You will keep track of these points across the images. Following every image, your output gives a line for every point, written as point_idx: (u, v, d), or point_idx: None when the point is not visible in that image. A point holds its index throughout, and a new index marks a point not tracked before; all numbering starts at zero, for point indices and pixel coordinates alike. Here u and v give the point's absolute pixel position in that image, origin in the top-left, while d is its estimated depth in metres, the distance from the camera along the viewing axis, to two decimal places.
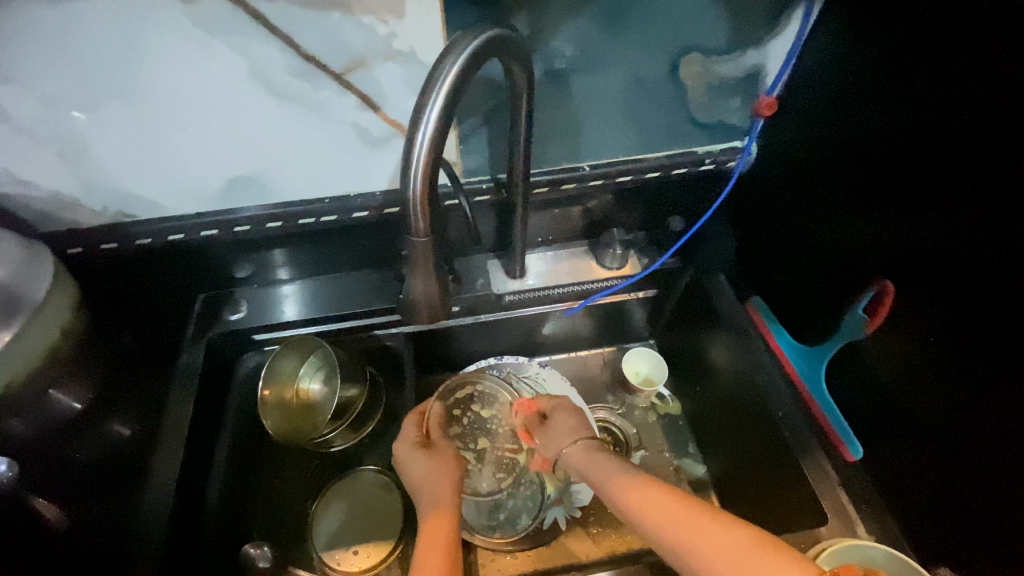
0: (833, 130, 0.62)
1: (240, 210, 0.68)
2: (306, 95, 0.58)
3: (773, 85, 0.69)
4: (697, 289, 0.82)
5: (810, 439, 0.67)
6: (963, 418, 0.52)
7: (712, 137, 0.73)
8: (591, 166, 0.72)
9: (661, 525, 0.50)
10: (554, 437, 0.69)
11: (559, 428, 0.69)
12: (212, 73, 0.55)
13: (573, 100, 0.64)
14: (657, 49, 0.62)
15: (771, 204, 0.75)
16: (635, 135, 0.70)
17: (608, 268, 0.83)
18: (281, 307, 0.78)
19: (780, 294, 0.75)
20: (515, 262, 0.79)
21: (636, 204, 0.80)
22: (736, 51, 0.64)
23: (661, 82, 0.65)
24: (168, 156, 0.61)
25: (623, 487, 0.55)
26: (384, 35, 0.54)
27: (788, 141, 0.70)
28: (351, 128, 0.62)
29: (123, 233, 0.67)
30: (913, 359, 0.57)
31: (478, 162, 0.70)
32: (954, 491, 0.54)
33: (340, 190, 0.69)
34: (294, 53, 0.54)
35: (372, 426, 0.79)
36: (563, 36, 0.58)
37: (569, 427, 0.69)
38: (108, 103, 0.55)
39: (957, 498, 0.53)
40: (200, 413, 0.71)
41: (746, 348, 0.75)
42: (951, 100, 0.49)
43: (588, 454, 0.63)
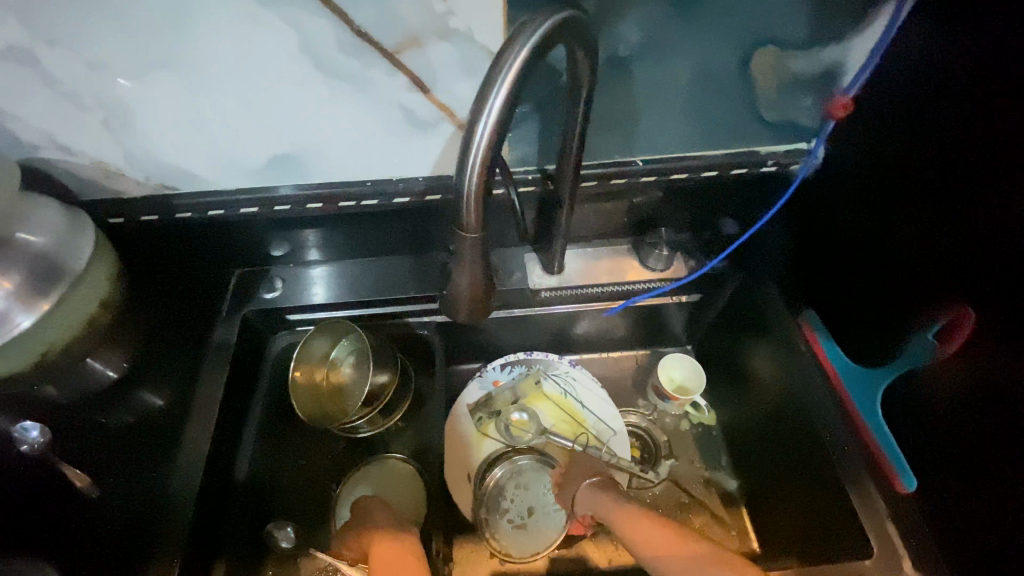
0: (916, 137, 0.57)
1: (281, 189, 0.67)
2: (355, 73, 0.55)
3: (851, 84, 0.63)
4: (744, 296, 0.78)
5: (860, 467, 0.63)
6: None
7: (776, 137, 0.69)
8: (643, 162, 0.69)
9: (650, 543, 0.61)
10: (568, 483, 0.75)
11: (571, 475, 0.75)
12: (260, 45, 0.53)
13: (633, 90, 0.60)
14: (729, 39, 0.57)
15: (833, 213, 0.70)
16: (694, 131, 0.66)
17: (651, 269, 0.79)
18: (314, 288, 0.77)
19: (836, 309, 0.71)
20: (554, 257, 0.76)
21: (686, 204, 0.76)
22: (815, 46, 0.59)
23: (729, 75, 0.60)
24: (212, 129, 0.60)
25: (620, 519, 0.64)
26: (441, 12, 0.51)
27: (860, 145, 0.65)
28: (399, 109, 0.59)
29: (164, 205, 0.66)
30: (987, 392, 0.52)
31: (526, 152, 0.67)
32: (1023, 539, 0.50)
33: (382, 173, 0.67)
34: (346, 28, 0.52)
35: (400, 414, 0.77)
36: (629, 20, 0.54)
37: (581, 471, 0.75)
38: (155, 72, 0.54)
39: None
40: (232, 390, 0.70)
41: (794, 362, 0.71)
42: None
43: (593, 492, 0.70)
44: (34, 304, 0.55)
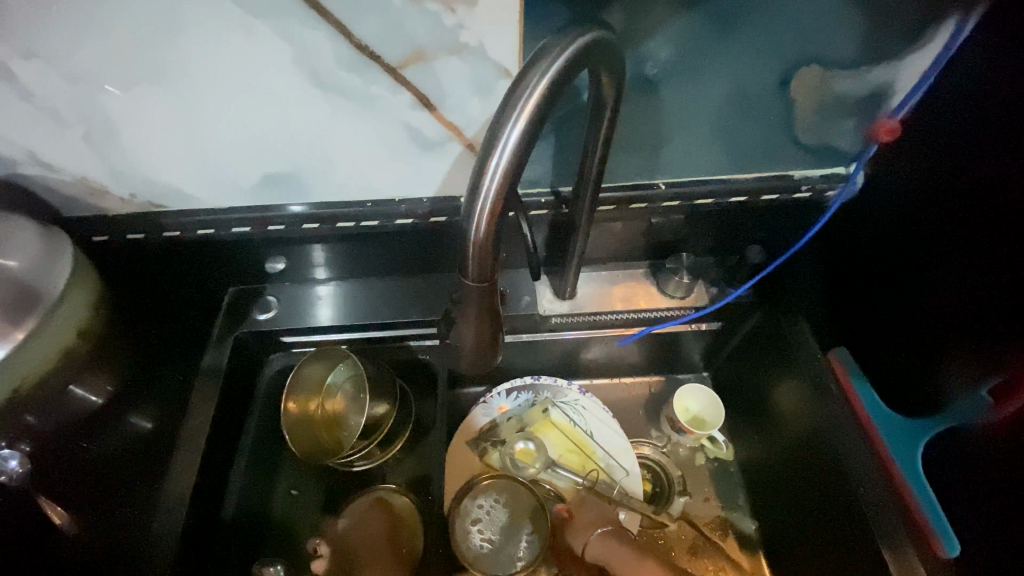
0: (972, 171, 0.52)
1: (277, 209, 0.62)
2: (356, 89, 0.50)
3: (899, 107, 0.58)
4: (769, 328, 0.72)
5: (897, 528, 0.57)
6: None
7: (812, 162, 0.63)
8: (666, 185, 0.64)
9: None
10: (576, 527, 0.68)
11: (581, 518, 0.69)
12: (252, 58, 0.48)
13: (659, 111, 0.55)
14: (768, 58, 0.52)
15: (871, 245, 0.64)
16: (723, 154, 0.61)
17: (670, 297, 0.74)
18: (313, 309, 0.73)
19: (871, 348, 0.65)
20: (566, 283, 0.71)
21: (710, 229, 0.71)
22: (863, 66, 0.54)
23: (765, 96, 0.55)
24: (201, 145, 0.55)
25: None
26: (451, 26, 0.46)
27: (905, 174, 0.59)
28: (402, 128, 0.54)
29: (151, 223, 0.62)
30: None
31: (539, 173, 0.62)
32: None
33: (384, 193, 0.62)
34: (346, 42, 0.47)
35: (399, 445, 0.72)
36: (658, 36, 0.49)
37: (591, 515, 0.69)
38: (138, 84, 0.49)
39: None
40: (221, 419, 0.66)
41: (825, 405, 0.65)
42: None
43: (607, 544, 0.64)
44: (6, 334, 0.51)
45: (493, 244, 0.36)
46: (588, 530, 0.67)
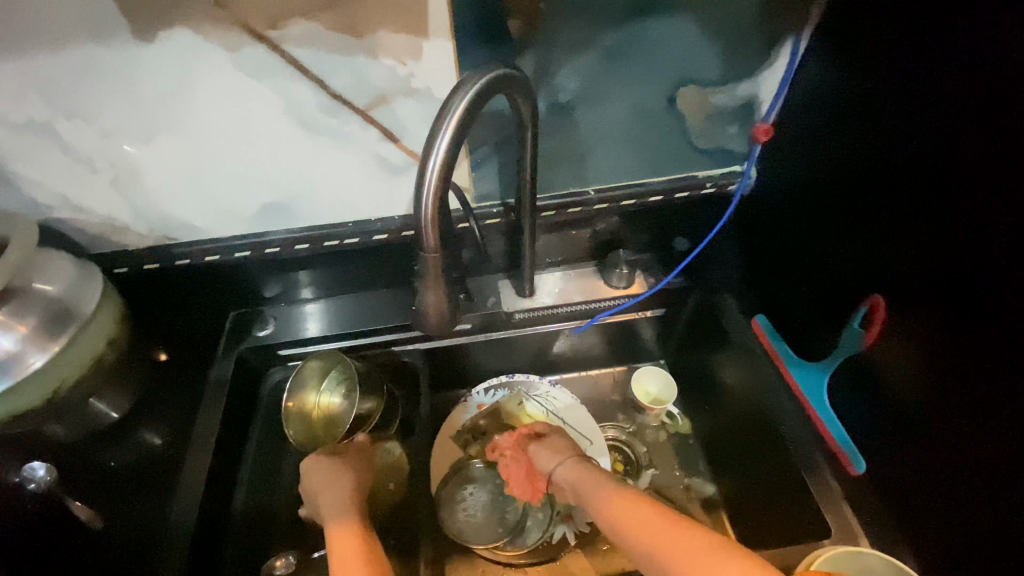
0: (828, 154, 0.66)
1: (272, 233, 0.74)
2: (332, 129, 0.64)
3: (768, 113, 0.73)
4: (708, 308, 0.84)
5: (815, 456, 0.69)
6: (957, 437, 0.53)
7: (713, 163, 0.78)
8: (596, 191, 0.77)
9: (662, 544, 0.52)
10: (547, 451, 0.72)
11: (552, 441, 0.74)
12: (249, 110, 0.61)
13: (577, 128, 0.69)
14: (655, 84, 0.66)
15: (775, 227, 0.78)
16: (637, 161, 0.75)
17: (615, 287, 0.86)
18: (308, 322, 0.83)
19: (784, 312, 0.78)
20: (524, 281, 0.83)
21: (643, 226, 0.84)
22: (732, 83, 0.69)
23: (661, 111, 0.69)
24: (208, 184, 0.68)
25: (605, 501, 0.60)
26: (404, 75, 0.60)
27: (786, 168, 0.74)
28: (373, 157, 0.67)
29: (165, 254, 0.73)
30: (916, 371, 0.57)
31: (490, 188, 0.75)
32: (951, 506, 0.55)
33: (362, 215, 0.75)
34: (323, 92, 0.60)
35: (388, 439, 0.79)
36: (566, 71, 0.63)
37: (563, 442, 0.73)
38: (157, 137, 0.62)
39: (952, 513, 0.55)
40: (229, 422, 0.75)
41: (753, 366, 0.77)
42: (932, 126, 0.51)
43: (578, 466, 0.68)
44: (44, 346, 0.60)
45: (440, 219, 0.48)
46: (559, 457, 0.71)
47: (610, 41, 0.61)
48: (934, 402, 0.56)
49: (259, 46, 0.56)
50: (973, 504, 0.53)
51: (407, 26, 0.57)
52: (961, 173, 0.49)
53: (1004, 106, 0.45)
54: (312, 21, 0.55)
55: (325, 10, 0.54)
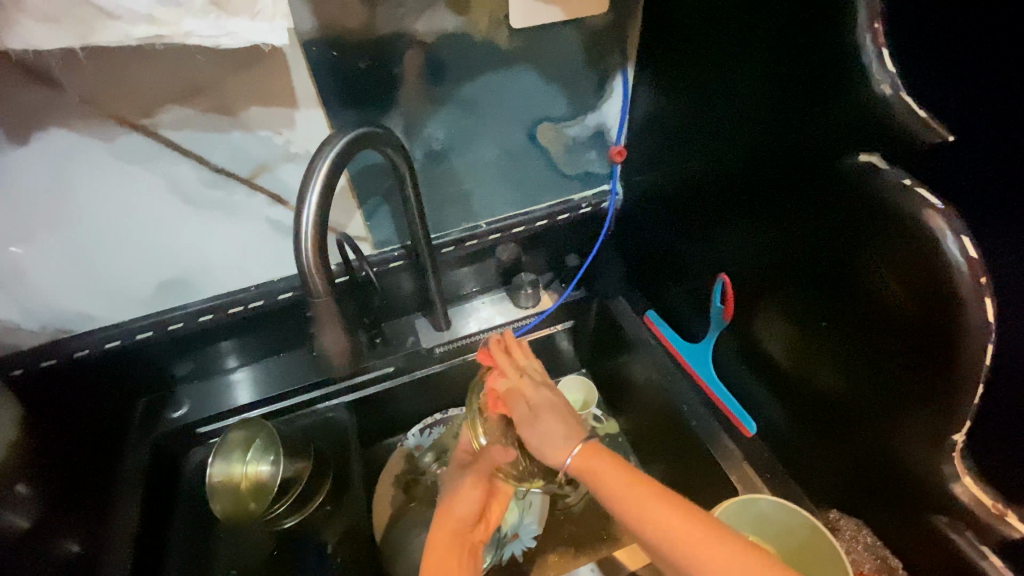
0: (669, 164, 0.78)
1: (175, 309, 0.75)
2: (221, 200, 0.68)
3: (618, 137, 0.86)
4: (605, 315, 0.93)
5: (714, 426, 0.75)
6: (807, 373, 0.64)
7: (583, 186, 0.89)
8: (488, 223, 0.85)
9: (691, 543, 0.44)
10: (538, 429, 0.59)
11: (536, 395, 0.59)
12: (135, 194, 0.64)
13: (454, 171, 0.78)
14: (514, 125, 0.77)
15: (646, 232, 0.88)
16: (515, 192, 0.85)
17: (524, 307, 0.92)
18: (224, 395, 0.83)
19: (669, 305, 0.87)
20: (439, 317, 0.87)
21: (538, 249, 0.92)
22: (579, 116, 0.81)
23: (525, 147, 0.80)
24: (102, 271, 0.69)
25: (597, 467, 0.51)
26: (281, 143, 0.66)
27: (642, 178, 0.85)
28: (266, 222, 0.72)
29: (61, 348, 0.72)
30: (773, 330, 0.67)
31: (387, 234, 0.81)
32: (818, 434, 0.64)
33: (265, 277, 0.78)
34: (205, 168, 0.65)
35: (319, 498, 0.79)
36: (433, 123, 0.72)
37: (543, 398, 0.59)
38: (41, 233, 0.63)
39: (821, 440, 0.64)
40: (148, 510, 0.72)
41: (649, 357, 0.85)
42: (728, 129, 0.64)
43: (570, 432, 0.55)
44: None
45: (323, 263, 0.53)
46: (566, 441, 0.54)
47: (465, 93, 0.71)
48: (788, 357, 0.66)
49: (135, 134, 0.60)
50: (834, 437, 0.62)
51: (276, 101, 0.63)
52: (757, 164, 0.61)
53: (767, 105, 0.57)
54: (184, 107, 0.60)
55: (194, 95, 0.59)
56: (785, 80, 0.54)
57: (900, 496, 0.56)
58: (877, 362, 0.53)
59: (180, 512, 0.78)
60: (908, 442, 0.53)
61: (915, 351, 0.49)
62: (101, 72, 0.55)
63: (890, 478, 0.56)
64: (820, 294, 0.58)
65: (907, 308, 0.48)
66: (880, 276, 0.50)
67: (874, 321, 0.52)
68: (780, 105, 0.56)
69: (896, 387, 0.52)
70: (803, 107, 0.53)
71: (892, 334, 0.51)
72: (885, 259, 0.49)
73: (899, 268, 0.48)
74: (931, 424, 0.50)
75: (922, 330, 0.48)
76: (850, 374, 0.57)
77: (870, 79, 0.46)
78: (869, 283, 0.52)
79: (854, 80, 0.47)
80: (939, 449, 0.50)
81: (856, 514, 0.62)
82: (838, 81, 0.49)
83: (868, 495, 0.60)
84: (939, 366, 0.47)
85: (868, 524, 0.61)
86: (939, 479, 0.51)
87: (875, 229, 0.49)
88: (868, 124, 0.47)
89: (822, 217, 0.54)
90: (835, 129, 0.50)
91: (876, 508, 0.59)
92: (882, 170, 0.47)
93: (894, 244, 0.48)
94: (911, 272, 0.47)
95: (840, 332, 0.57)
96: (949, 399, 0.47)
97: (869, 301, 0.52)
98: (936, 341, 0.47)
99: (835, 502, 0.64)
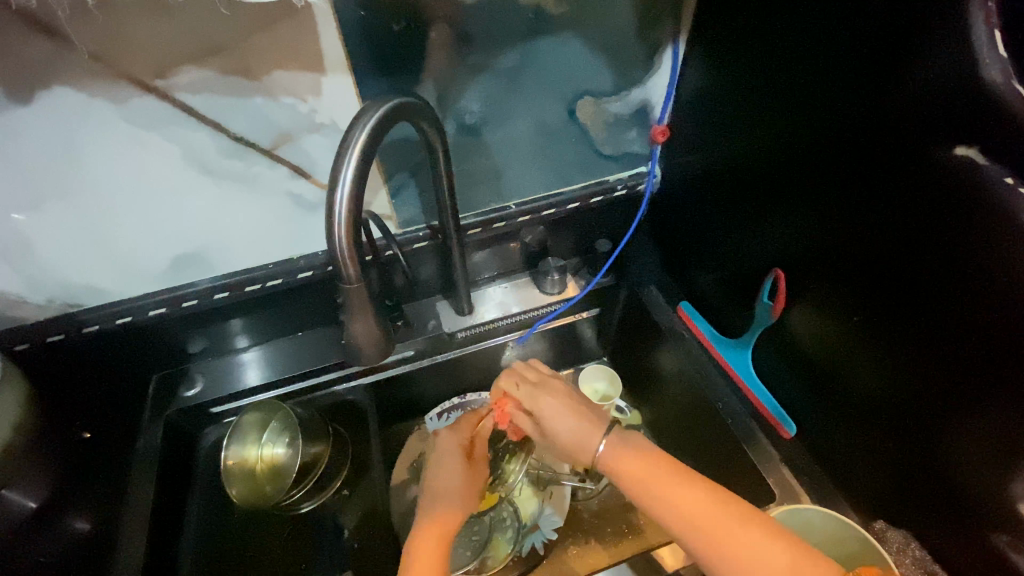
0: (716, 148, 0.73)
1: (189, 285, 0.72)
2: (240, 171, 0.63)
3: (661, 116, 0.81)
4: (635, 302, 0.89)
5: (749, 424, 0.72)
6: (848, 368, 0.61)
7: (619, 167, 0.85)
8: (517, 205, 0.81)
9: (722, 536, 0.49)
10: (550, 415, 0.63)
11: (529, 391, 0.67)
12: (146, 161, 0.59)
13: (487, 146, 0.74)
14: (553, 99, 0.73)
15: (683, 218, 0.84)
16: (548, 172, 0.80)
17: (550, 293, 0.88)
18: (240, 374, 0.80)
19: (704, 295, 0.83)
20: (462, 300, 0.83)
21: (566, 232, 0.88)
22: (622, 92, 0.76)
23: (563, 123, 0.76)
24: (111, 242, 0.64)
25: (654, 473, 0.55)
26: (306, 111, 0.61)
27: (683, 161, 0.81)
28: (287, 196, 0.68)
29: (68, 323, 0.68)
30: (826, 329, 0.63)
31: (412, 213, 0.76)
32: (859, 431, 0.62)
33: (283, 254, 0.74)
34: (223, 136, 0.60)
35: (340, 481, 0.77)
36: (468, 96, 0.68)
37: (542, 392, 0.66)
38: (45, 202, 0.58)
39: (863, 438, 0.62)
40: (162, 493, 0.70)
41: (683, 349, 0.81)
42: (788, 115, 0.59)
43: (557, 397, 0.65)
44: None
45: (355, 245, 0.50)
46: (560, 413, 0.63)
47: (504, 63, 0.66)
48: (826, 353, 0.64)
49: (148, 97, 0.55)
50: (879, 444, 0.60)
51: (303, 65, 0.58)
52: (820, 151, 0.56)
53: (839, 88, 0.52)
54: (203, 68, 0.55)
55: (214, 55, 0.54)
56: (863, 62, 0.50)
57: (951, 510, 0.53)
58: (930, 366, 0.51)
59: (194, 494, 0.76)
60: (964, 455, 0.50)
61: (984, 361, 0.46)
62: (111, 25, 0.50)
63: (943, 494, 0.54)
64: (875, 287, 0.54)
65: (974, 310, 0.45)
66: (951, 282, 0.46)
67: (931, 318, 0.49)
68: (852, 88, 0.51)
69: (951, 397, 0.50)
70: (883, 93, 0.48)
71: (949, 333, 0.48)
72: (963, 266, 0.45)
73: (978, 276, 0.44)
74: (998, 437, 0.47)
75: (997, 343, 0.44)
76: (895, 372, 0.55)
77: (977, 64, 0.41)
78: (936, 288, 0.48)
79: (954, 61, 0.42)
80: (1006, 465, 0.47)
81: (900, 525, 0.60)
82: (929, 64, 0.44)
83: (917, 506, 0.57)
84: (1013, 378, 0.44)
85: (915, 537, 0.58)
86: (1005, 498, 0.48)
87: (952, 233, 0.46)
88: (965, 113, 0.43)
89: (894, 216, 0.50)
90: (916, 119, 0.46)
91: (924, 520, 0.57)
92: (981, 166, 0.43)
93: (980, 250, 0.44)
94: (994, 283, 0.43)
95: (890, 328, 0.54)
96: (1011, 402, 0.45)
97: (929, 307, 0.49)
98: (1013, 353, 0.43)
99: (880, 511, 0.62)
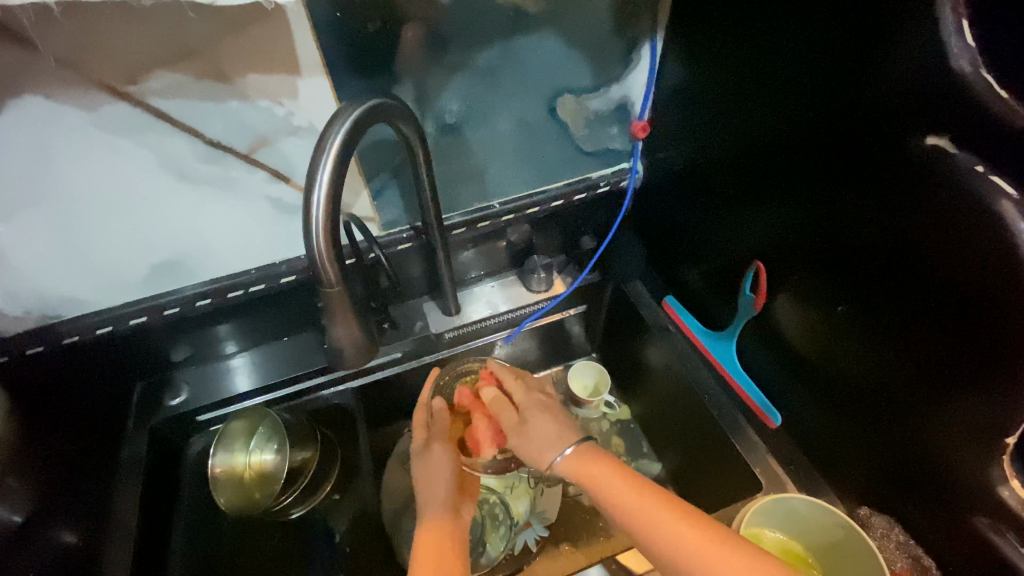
0: (697, 142, 0.73)
1: (169, 293, 0.71)
2: (217, 176, 0.63)
3: (642, 111, 0.81)
4: (621, 298, 0.89)
5: (736, 416, 0.73)
6: (830, 357, 0.62)
7: (602, 163, 0.85)
8: (500, 204, 0.81)
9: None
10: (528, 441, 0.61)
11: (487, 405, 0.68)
12: (122, 169, 0.58)
13: (468, 147, 0.74)
14: (533, 98, 0.73)
15: (666, 213, 0.85)
16: (531, 170, 0.80)
17: (536, 291, 0.88)
18: (225, 381, 0.79)
19: (689, 289, 0.84)
20: (448, 300, 0.82)
21: (552, 230, 0.88)
22: (602, 88, 0.76)
23: (543, 121, 0.76)
24: (88, 251, 0.63)
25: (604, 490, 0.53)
26: (283, 114, 0.61)
27: (665, 156, 0.81)
28: (266, 200, 0.67)
29: (48, 334, 0.67)
30: (809, 321, 0.63)
31: (395, 214, 0.76)
32: (845, 419, 0.62)
33: (265, 259, 0.73)
34: (199, 141, 0.59)
35: (330, 485, 0.77)
36: (447, 95, 0.67)
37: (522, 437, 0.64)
38: (18, 211, 0.57)
39: (847, 426, 0.62)
40: (148, 503, 0.69)
41: (670, 343, 0.82)
42: (765, 108, 0.60)
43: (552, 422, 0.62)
44: None
45: (333, 247, 0.50)
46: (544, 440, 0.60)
47: (482, 63, 0.66)
48: (809, 343, 0.65)
49: (120, 103, 0.54)
50: (862, 430, 0.61)
51: (280, 68, 0.58)
52: (796, 143, 0.57)
53: (812, 81, 0.53)
54: (175, 72, 0.54)
55: (187, 60, 0.54)
56: (834, 55, 0.50)
57: (934, 495, 0.54)
58: (910, 351, 0.51)
59: (182, 503, 0.76)
60: (945, 440, 0.51)
61: (959, 346, 0.46)
62: (81, 31, 0.49)
63: (927, 479, 0.54)
64: (855, 276, 0.55)
65: (950, 296, 0.46)
66: (926, 269, 0.47)
67: (910, 305, 0.50)
68: (823, 82, 0.52)
69: (926, 384, 0.51)
70: (854, 86, 0.49)
71: (926, 320, 0.49)
72: (939, 252, 0.46)
73: (950, 263, 0.45)
74: (978, 421, 0.47)
75: (974, 328, 0.45)
76: (876, 360, 0.56)
77: (946, 53, 0.42)
78: (913, 276, 0.49)
79: (922, 53, 0.43)
80: (985, 448, 0.47)
81: (884, 511, 0.61)
82: (897, 57, 0.45)
83: (899, 491, 0.58)
84: (987, 362, 0.45)
85: (898, 522, 0.59)
86: (984, 480, 0.48)
87: (924, 221, 0.46)
88: (934, 104, 0.43)
89: (869, 206, 0.51)
90: (888, 111, 0.47)
91: (908, 506, 0.57)
92: (953, 157, 0.43)
93: (953, 237, 0.44)
94: (966, 270, 0.44)
95: (870, 316, 0.55)
96: (990, 386, 0.45)
97: (903, 296, 0.50)
98: (991, 338, 0.44)
99: (864, 498, 0.63)
